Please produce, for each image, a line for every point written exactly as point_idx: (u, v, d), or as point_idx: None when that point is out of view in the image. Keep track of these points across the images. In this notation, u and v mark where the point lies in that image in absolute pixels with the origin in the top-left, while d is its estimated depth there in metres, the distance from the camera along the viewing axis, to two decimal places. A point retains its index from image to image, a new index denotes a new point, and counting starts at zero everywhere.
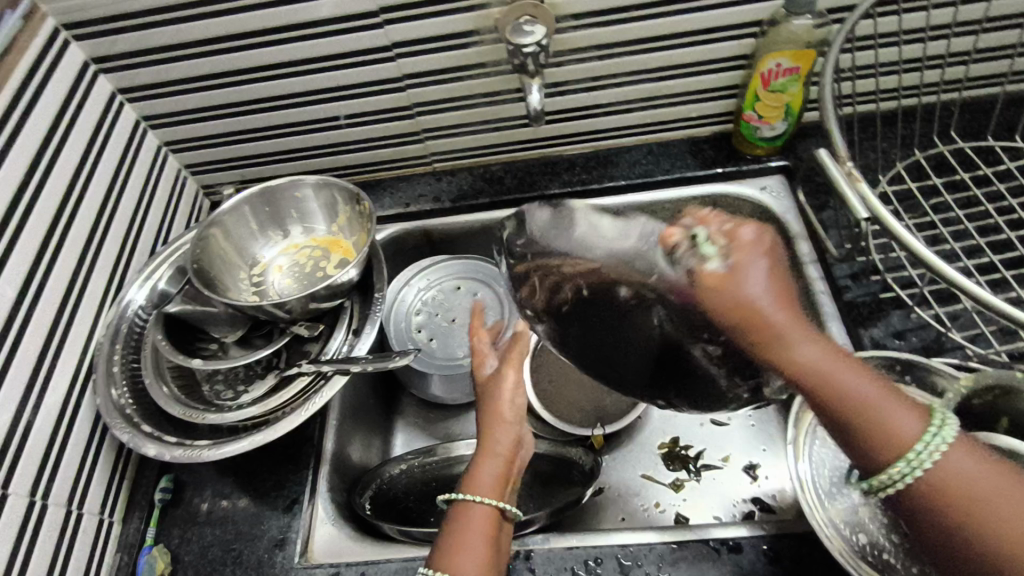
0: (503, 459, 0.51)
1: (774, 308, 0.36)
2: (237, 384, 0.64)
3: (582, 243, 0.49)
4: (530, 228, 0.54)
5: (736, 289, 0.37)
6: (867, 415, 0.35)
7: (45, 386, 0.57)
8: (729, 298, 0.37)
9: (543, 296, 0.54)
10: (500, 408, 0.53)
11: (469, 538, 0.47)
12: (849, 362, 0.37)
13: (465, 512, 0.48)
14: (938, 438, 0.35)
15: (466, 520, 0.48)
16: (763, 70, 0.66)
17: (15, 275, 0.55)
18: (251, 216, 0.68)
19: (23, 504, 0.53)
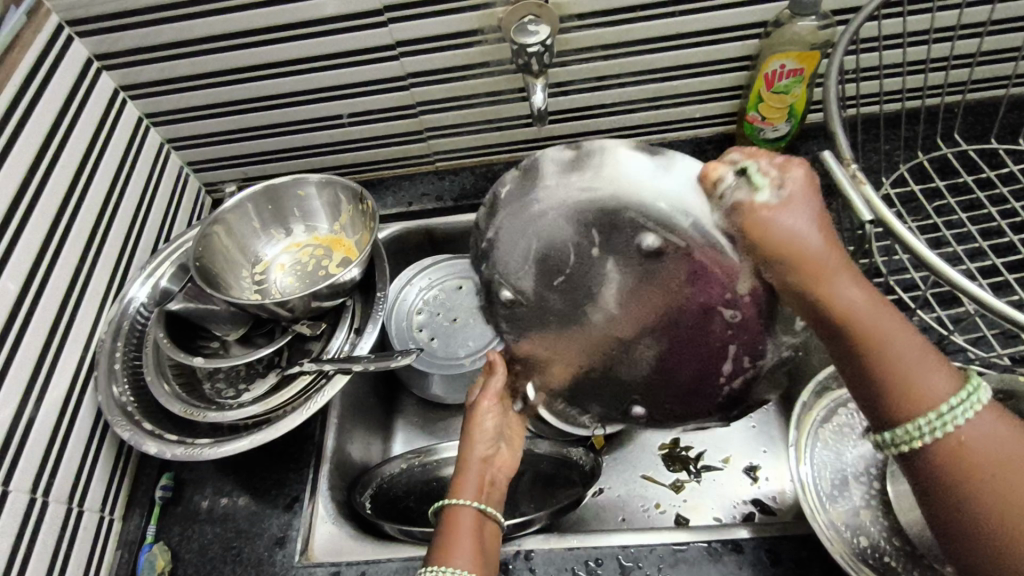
0: (481, 479, 0.53)
1: (823, 248, 0.38)
2: (238, 382, 0.64)
3: (609, 179, 0.44)
4: (544, 166, 0.46)
5: (787, 225, 0.38)
6: (896, 363, 0.37)
7: (46, 383, 0.57)
8: (777, 236, 0.38)
9: (554, 239, 0.47)
10: (473, 433, 0.55)
11: (460, 539, 0.48)
12: (891, 313, 0.38)
13: (456, 514, 0.50)
14: (967, 399, 0.37)
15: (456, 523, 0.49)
16: (767, 71, 0.66)
17: (18, 271, 0.55)
18: (254, 214, 0.68)
19: (24, 500, 0.53)
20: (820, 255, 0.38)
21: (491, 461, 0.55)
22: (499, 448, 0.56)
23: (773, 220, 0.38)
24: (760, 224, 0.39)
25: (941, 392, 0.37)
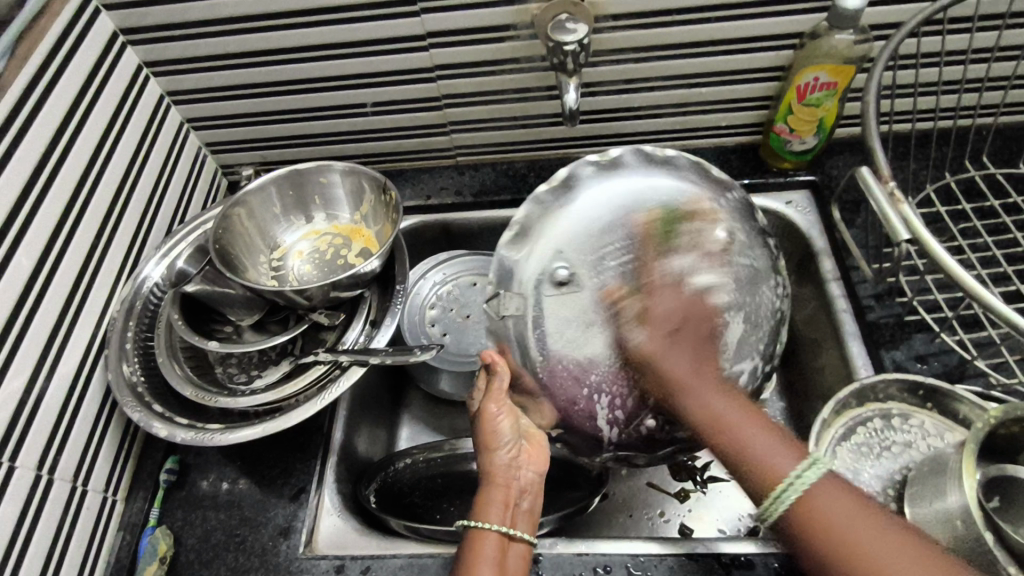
0: (501, 496, 0.53)
1: (688, 371, 0.50)
2: (250, 368, 0.64)
3: (679, 184, 0.66)
4: (627, 160, 0.67)
5: (654, 343, 0.52)
6: (723, 438, 0.46)
7: (58, 358, 0.56)
8: (654, 358, 0.51)
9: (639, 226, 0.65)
10: (489, 440, 0.55)
11: (481, 564, 0.49)
12: (757, 424, 0.46)
13: (479, 538, 0.50)
14: (804, 479, 0.42)
15: (478, 549, 0.50)
16: (800, 82, 0.65)
17: (36, 243, 0.54)
18: (276, 199, 0.67)
19: (30, 476, 0.53)
20: (685, 359, 0.50)
21: (511, 468, 0.55)
22: (522, 446, 0.57)
23: (676, 321, 0.53)
24: (654, 349, 0.52)
25: (785, 468, 0.43)
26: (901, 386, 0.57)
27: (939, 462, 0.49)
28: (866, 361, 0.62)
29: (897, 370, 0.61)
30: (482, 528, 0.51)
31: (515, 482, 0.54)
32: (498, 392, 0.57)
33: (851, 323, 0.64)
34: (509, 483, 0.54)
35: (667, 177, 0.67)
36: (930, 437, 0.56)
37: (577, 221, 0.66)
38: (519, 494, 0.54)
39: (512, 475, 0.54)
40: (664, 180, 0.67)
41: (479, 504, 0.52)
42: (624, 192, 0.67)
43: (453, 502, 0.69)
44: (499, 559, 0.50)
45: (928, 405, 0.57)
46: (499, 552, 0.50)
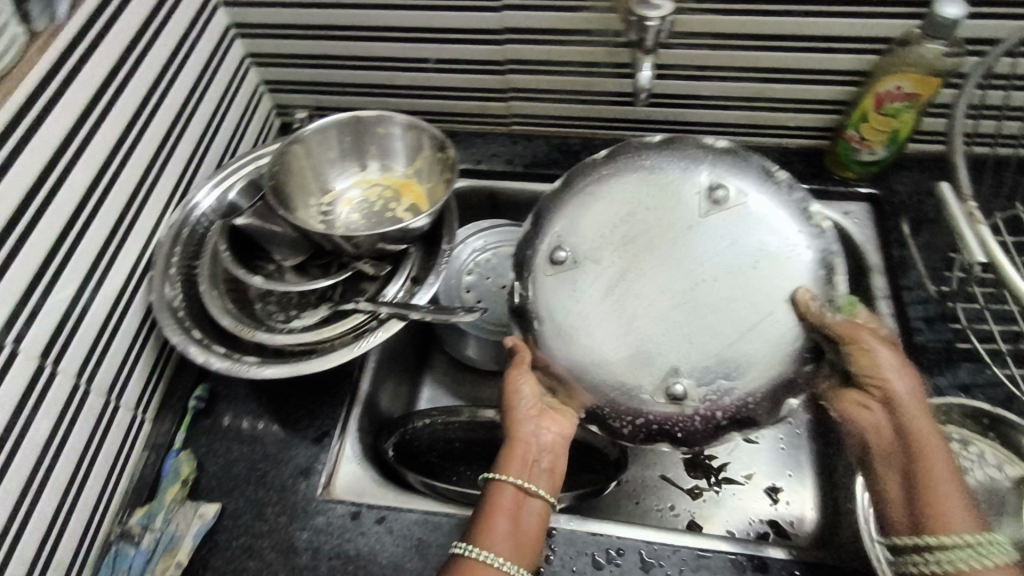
0: (520, 452, 0.53)
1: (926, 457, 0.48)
2: (289, 308, 0.64)
3: (679, 159, 0.57)
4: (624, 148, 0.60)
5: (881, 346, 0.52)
6: (930, 489, 0.47)
7: (106, 273, 0.57)
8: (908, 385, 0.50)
9: (647, 194, 0.57)
10: (511, 399, 0.56)
11: (497, 517, 0.50)
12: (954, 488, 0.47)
13: (497, 493, 0.51)
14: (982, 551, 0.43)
15: (495, 503, 0.51)
16: (881, 89, 0.63)
17: (97, 155, 0.55)
18: (334, 143, 0.66)
19: (68, 384, 0.54)
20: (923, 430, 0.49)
21: (532, 426, 0.55)
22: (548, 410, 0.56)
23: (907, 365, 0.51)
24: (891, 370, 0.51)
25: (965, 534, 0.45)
26: (963, 412, 0.56)
27: (996, 495, 0.53)
28: None
29: (938, 396, 0.60)
30: (500, 483, 0.52)
31: (534, 440, 0.54)
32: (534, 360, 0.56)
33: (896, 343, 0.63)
34: (528, 441, 0.54)
35: (675, 155, 0.58)
36: (987, 468, 0.55)
37: (591, 202, 0.58)
38: (540, 455, 0.54)
39: (532, 433, 0.54)
40: (672, 157, 0.57)
41: (502, 458, 0.53)
42: (626, 172, 0.58)
43: (470, 467, 0.70)
44: (514, 515, 0.51)
45: (990, 434, 0.56)
46: (515, 507, 0.51)
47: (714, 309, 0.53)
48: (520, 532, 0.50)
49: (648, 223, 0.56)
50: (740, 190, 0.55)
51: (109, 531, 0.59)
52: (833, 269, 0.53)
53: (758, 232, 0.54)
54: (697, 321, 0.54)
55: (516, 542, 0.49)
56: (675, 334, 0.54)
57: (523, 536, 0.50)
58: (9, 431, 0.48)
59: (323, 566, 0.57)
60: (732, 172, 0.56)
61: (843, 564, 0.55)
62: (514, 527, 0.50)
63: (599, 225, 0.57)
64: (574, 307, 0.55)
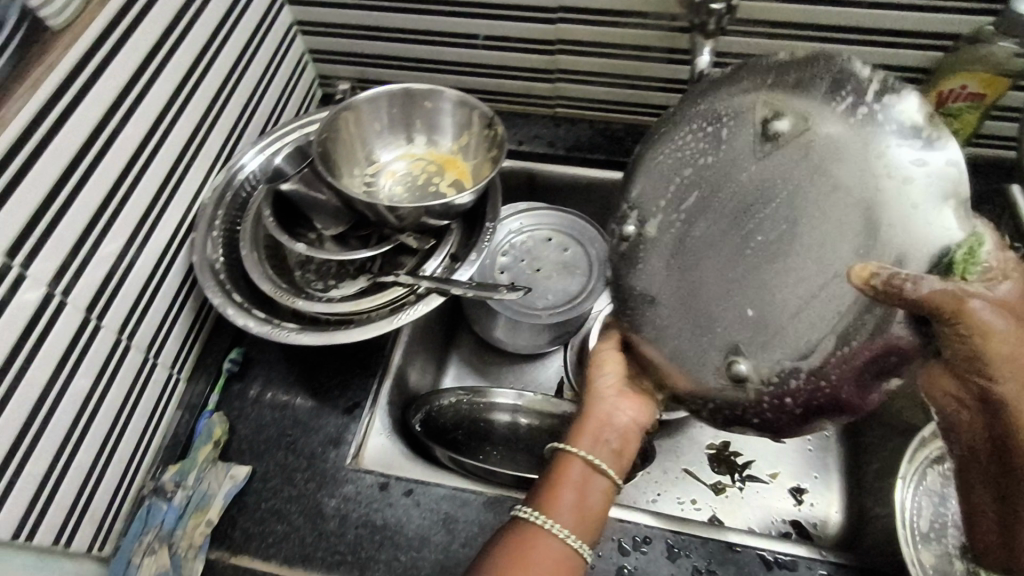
0: (591, 427, 0.50)
1: None
2: (328, 277, 0.64)
3: (728, 91, 0.49)
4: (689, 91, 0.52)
5: (1008, 316, 0.33)
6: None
7: (151, 231, 0.57)
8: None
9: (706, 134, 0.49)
10: (595, 372, 0.52)
11: (564, 488, 0.47)
12: None
13: (566, 465, 0.48)
14: None
15: (564, 474, 0.48)
16: (944, 88, 0.61)
17: (148, 112, 0.55)
18: (382, 115, 0.66)
19: (111, 339, 0.54)
20: None
21: (609, 403, 0.51)
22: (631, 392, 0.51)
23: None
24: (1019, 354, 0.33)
25: None
26: None
27: None
28: None
29: None
30: (570, 454, 0.49)
31: (609, 417, 0.50)
32: (624, 335, 0.52)
33: None
34: (602, 417, 0.50)
35: (733, 89, 0.48)
36: None
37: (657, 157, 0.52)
38: (614, 434, 0.50)
39: (608, 410, 0.50)
40: (732, 91, 0.48)
41: (575, 429, 0.50)
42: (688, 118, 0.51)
43: (495, 448, 0.67)
44: (583, 489, 0.48)
45: None
46: (581, 482, 0.48)
47: (782, 256, 0.45)
48: (585, 510, 0.47)
49: (710, 170, 0.49)
50: (800, 116, 0.45)
51: (142, 486, 0.60)
52: (951, 195, 0.38)
53: (842, 158, 0.42)
54: (770, 269, 0.45)
55: (579, 520, 0.46)
56: (732, 297, 0.47)
57: (592, 512, 0.47)
58: (54, 381, 0.49)
59: (349, 534, 0.57)
60: (795, 91, 0.45)
61: (874, 568, 0.54)
62: (582, 501, 0.47)
63: (665, 182, 0.51)
64: (639, 280, 0.51)
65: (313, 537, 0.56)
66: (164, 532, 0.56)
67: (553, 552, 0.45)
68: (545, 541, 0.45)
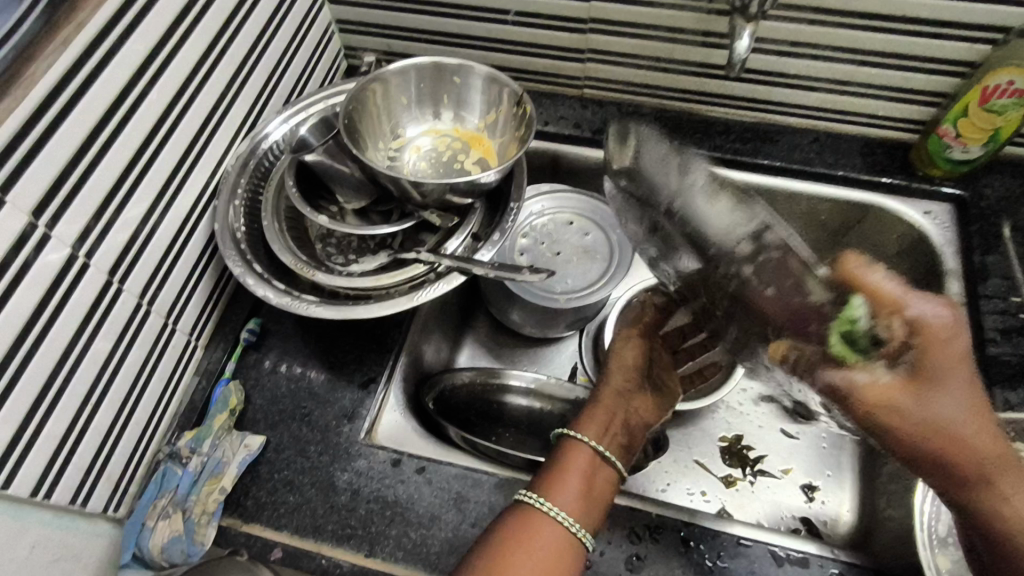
0: (602, 420, 0.54)
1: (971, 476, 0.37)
2: (348, 252, 0.64)
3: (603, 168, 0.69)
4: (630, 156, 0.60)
5: (906, 393, 0.36)
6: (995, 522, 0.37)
7: (174, 196, 0.57)
8: (958, 431, 0.36)
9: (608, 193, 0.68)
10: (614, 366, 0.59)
11: (569, 472, 0.50)
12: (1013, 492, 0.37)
13: (572, 450, 0.52)
14: None
15: (570, 459, 0.52)
16: (988, 83, 0.60)
17: (175, 77, 0.54)
18: (409, 88, 0.65)
19: (132, 303, 0.54)
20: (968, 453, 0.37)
21: (621, 400, 0.56)
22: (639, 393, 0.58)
23: (946, 388, 0.36)
24: (929, 426, 0.36)
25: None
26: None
27: None
28: None
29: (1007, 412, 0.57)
30: (576, 440, 0.52)
31: (617, 414, 0.55)
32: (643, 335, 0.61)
33: None
34: (611, 414, 0.55)
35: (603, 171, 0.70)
36: None
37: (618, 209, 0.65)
38: (619, 431, 0.55)
39: (619, 406, 0.56)
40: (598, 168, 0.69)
41: (582, 420, 0.55)
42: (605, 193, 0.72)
43: (508, 429, 0.67)
44: (587, 474, 0.51)
45: None
46: (587, 469, 0.51)
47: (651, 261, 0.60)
48: (586, 498, 0.49)
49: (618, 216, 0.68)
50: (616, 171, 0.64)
51: (157, 451, 0.60)
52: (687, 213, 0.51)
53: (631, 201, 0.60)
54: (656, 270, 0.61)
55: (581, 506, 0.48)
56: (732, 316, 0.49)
57: (592, 496, 0.50)
58: (76, 342, 0.49)
59: (360, 509, 0.56)
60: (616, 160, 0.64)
61: (888, 569, 0.53)
62: (585, 485, 0.50)
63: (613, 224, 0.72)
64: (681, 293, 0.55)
65: (325, 509, 0.56)
66: (179, 497, 0.57)
67: (553, 533, 0.47)
68: (548, 520, 0.47)
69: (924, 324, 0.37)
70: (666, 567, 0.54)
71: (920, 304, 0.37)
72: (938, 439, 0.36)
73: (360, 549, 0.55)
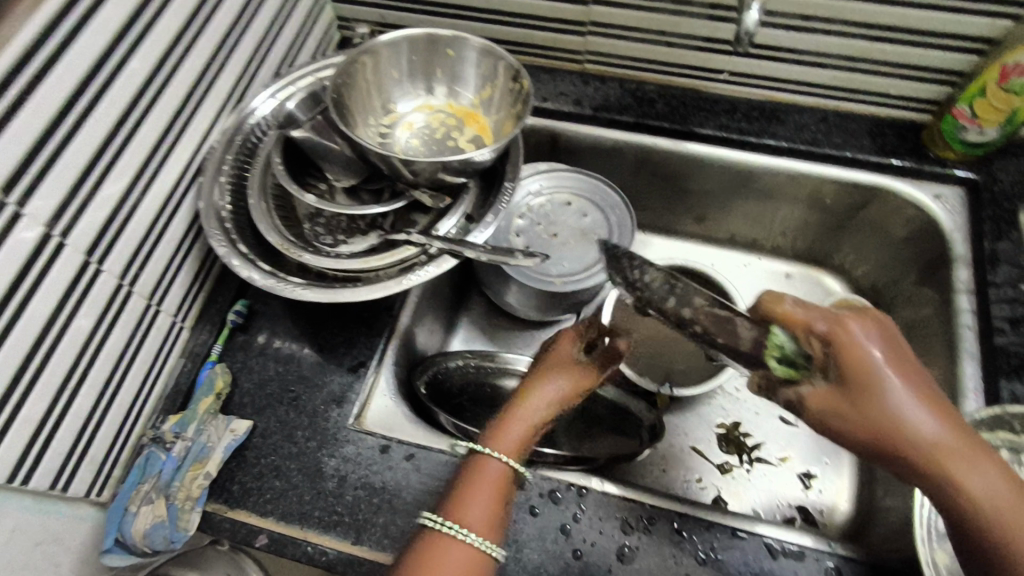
0: (513, 438, 0.49)
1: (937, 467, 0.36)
2: (337, 232, 0.61)
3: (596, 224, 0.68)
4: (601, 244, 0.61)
5: (837, 397, 0.38)
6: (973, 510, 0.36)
7: (156, 173, 0.55)
8: (907, 430, 0.36)
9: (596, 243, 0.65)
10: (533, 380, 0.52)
11: (477, 492, 0.47)
12: (988, 470, 0.36)
13: (481, 468, 0.48)
14: None
15: (479, 476, 0.48)
16: (1009, 60, 0.57)
17: (155, 47, 0.51)
18: (401, 61, 0.62)
19: (112, 284, 0.52)
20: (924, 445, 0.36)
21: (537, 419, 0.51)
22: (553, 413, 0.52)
23: (875, 388, 0.37)
24: (872, 428, 0.37)
25: None
26: None
27: None
28: (976, 387, 0.57)
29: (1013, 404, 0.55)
30: (484, 455, 0.48)
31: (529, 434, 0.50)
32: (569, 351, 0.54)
33: (973, 342, 0.59)
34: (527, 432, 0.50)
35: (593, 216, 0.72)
36: None
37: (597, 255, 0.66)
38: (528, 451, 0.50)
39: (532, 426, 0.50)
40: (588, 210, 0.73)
41: (492, 431, 0.50)
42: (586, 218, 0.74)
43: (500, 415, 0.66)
44: (496, 491, 0.47)
45: None
46: (497, 488, 0.47)
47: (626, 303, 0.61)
48: (495, 522, 0.46)
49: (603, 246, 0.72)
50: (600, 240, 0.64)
51: (141, 435, 0.59)
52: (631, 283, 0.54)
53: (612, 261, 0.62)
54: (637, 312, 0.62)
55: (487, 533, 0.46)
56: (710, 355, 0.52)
57: (502, 511, 0.47)
58: (53, 322, 0.47)
59: (348, 495, 0.55)
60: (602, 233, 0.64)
61: (886, 563, 0.52)
62: (493, 505, 0.47)
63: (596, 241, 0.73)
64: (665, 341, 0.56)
65: (311, 496, 0.55)
66: (162, 482, 0.55)
67: (459, 559, 0.44)
68: (454, 546, 0.45)
69: (832, 330, 0.38)
70: (658, 559, 0.53)
71: (825, 319, 0.39)
72: (888, 441, 0.36)
73: (347, 536, 0.54)
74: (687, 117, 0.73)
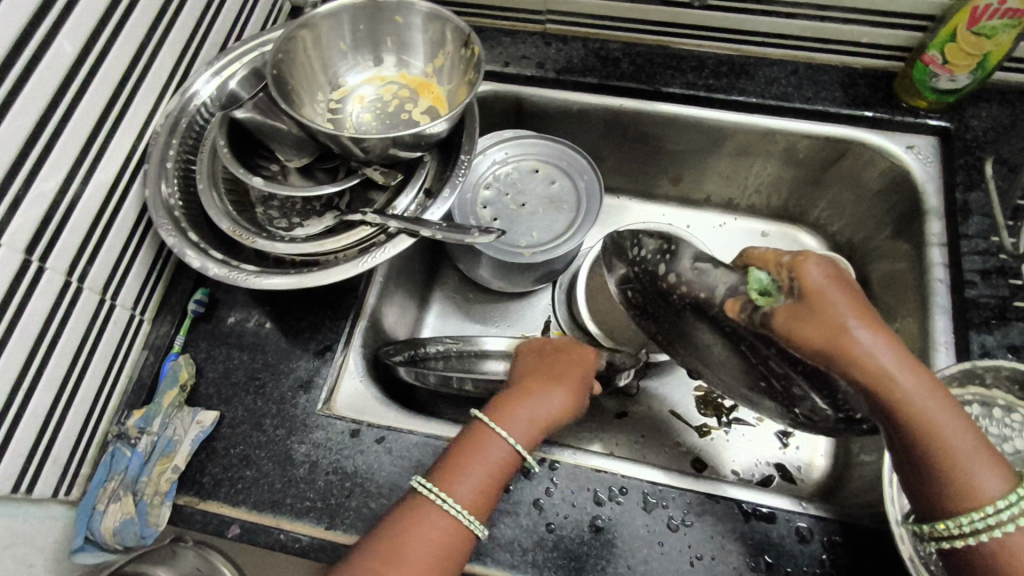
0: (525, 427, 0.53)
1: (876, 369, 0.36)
2: (292, 215, 0.60)
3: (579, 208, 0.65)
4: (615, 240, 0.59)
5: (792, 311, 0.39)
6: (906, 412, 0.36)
7: (96, 162, 0.52)
8: (852, 336, 0.36)
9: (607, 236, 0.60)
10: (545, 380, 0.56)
11: (470, 462, 0.49)
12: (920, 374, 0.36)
13: (489, 440, 0.50)
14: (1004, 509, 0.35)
15: (484, 447, 0.50)
16: (978, 3, 0.55)
17: (81, 28, 0.48)
18: (346, 31, 0.59)
19: (59, 280, 0.50)
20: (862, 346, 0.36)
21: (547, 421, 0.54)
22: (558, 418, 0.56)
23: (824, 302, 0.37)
24: (821, 333, 0.37)
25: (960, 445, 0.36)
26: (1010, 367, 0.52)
27: None
28: (947, 339, 0.56)
29: (983, 356, 0.55)
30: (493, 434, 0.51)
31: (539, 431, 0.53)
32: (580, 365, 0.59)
33: (944, 295, 0.58)
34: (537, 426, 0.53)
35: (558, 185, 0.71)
36: None
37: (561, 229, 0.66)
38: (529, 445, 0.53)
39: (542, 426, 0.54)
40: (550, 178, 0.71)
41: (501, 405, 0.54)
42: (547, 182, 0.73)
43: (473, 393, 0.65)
44: (492, 469, 0.50)
45: None
46: (495, 465, 0.50)
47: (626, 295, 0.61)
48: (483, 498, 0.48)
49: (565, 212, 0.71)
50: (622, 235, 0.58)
51: (107, 430, 0.58)
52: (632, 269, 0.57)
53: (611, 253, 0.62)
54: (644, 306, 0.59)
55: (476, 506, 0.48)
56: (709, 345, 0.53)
57: (491, 487, 0.49)
58: None
59: (320, 481, 0.55)
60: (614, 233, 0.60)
61: (857, 521, 0.52)
62: (486, 480, 0.49)
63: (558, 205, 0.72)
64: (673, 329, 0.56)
65: (282, 483, 0.55)
66: (129, 478, 0.55)
67: (435, 527, 0.46)
68: (435, 512, 0.47)
69: (794, 259, 0.40)
70: (631, 528, 0.53)
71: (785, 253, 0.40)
72: (833, 344, 0.37)
73: (320, 522, 0.54)
74: (653, 76, 0.71)
